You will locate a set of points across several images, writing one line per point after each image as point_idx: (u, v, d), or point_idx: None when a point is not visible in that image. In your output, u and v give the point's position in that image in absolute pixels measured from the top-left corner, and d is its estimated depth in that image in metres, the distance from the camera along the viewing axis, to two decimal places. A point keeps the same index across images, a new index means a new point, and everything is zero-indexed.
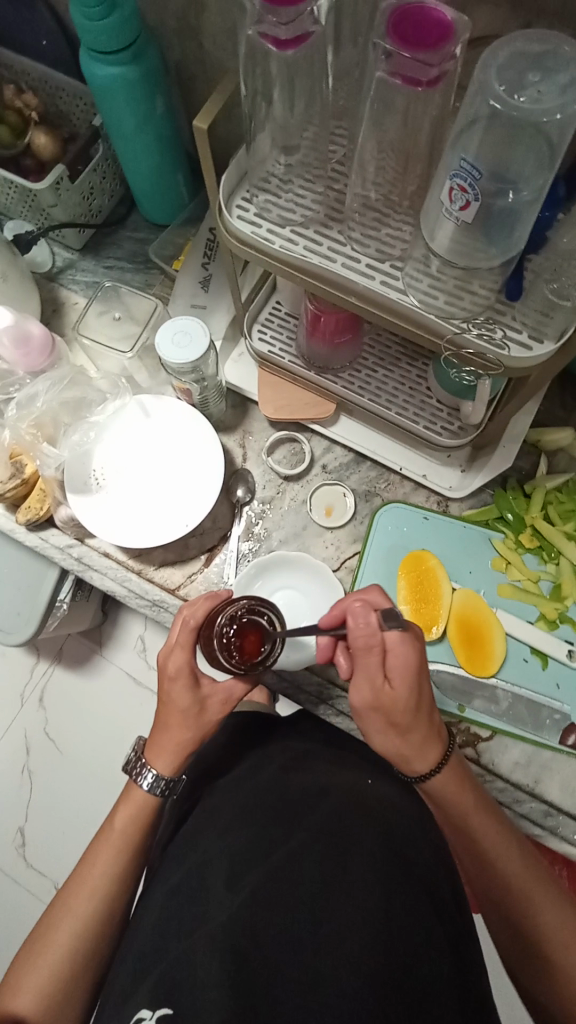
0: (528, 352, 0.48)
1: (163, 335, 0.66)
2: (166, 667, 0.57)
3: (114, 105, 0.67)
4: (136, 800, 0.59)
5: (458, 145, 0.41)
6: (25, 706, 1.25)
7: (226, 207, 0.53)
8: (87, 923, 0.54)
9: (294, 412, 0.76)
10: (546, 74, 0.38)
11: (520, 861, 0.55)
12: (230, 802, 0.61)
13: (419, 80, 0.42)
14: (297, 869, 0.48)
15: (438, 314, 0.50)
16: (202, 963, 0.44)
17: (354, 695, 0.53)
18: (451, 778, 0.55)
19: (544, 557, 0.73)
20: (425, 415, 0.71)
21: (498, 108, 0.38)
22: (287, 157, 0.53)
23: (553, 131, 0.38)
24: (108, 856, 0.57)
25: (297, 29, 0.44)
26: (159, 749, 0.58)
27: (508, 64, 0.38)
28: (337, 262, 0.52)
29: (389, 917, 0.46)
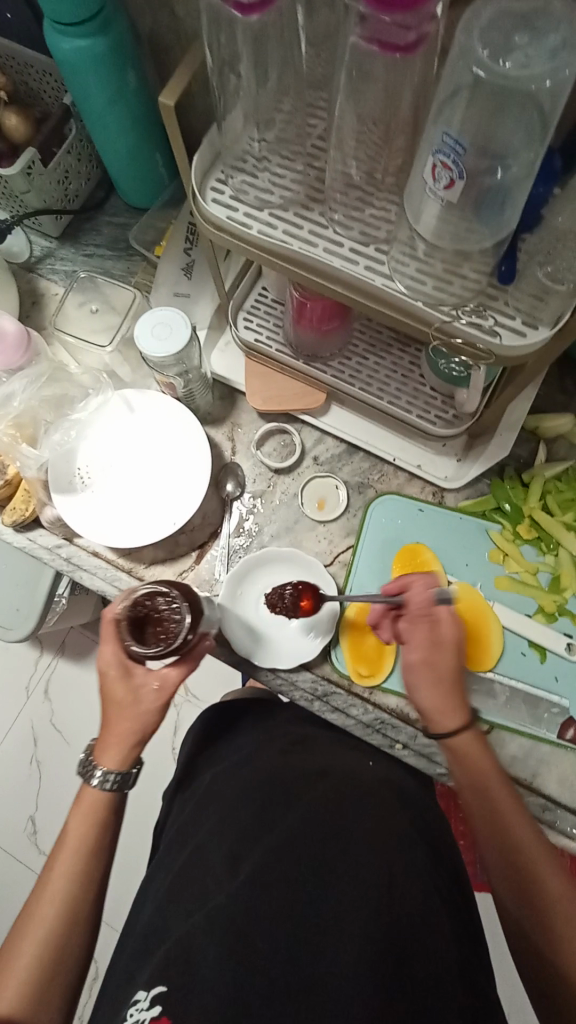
0: (521, 340, 0.46)
1: (142, 327, 0.63)
2: (102, 664, 0.57)
3: (83, 82, 0.63)
4: (87, 800, 0.57)
5: (440, 117, 0.38)
6: (30, 698, 1.26)
7: (200, 192, 0.50)
8: (52, 928, 0.53)
9: (283, 403, 0.73)
10: (536, 35, 0.34)
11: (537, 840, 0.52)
12: (228, 786, 0.59)
13: (397, 45, 0.38)
14: (294, 851, 0.48)
15: (426, 300, 0.47)
16: (201, 944, 0.44)
17: (414, 652, 0.57)
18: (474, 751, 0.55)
19: (543, 548, 0.71)
20: (418, 404, 0.68)
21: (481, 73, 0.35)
22: (261, 133, 0.49)
23: (543, 99, 0.35)
24: (65, 860, 0.55)
25: None
26: (106, 741, 0.57)
27: (493, 23, 0.35)
28: (317, 247, 0.49)
29: (390, 897, 0.47)
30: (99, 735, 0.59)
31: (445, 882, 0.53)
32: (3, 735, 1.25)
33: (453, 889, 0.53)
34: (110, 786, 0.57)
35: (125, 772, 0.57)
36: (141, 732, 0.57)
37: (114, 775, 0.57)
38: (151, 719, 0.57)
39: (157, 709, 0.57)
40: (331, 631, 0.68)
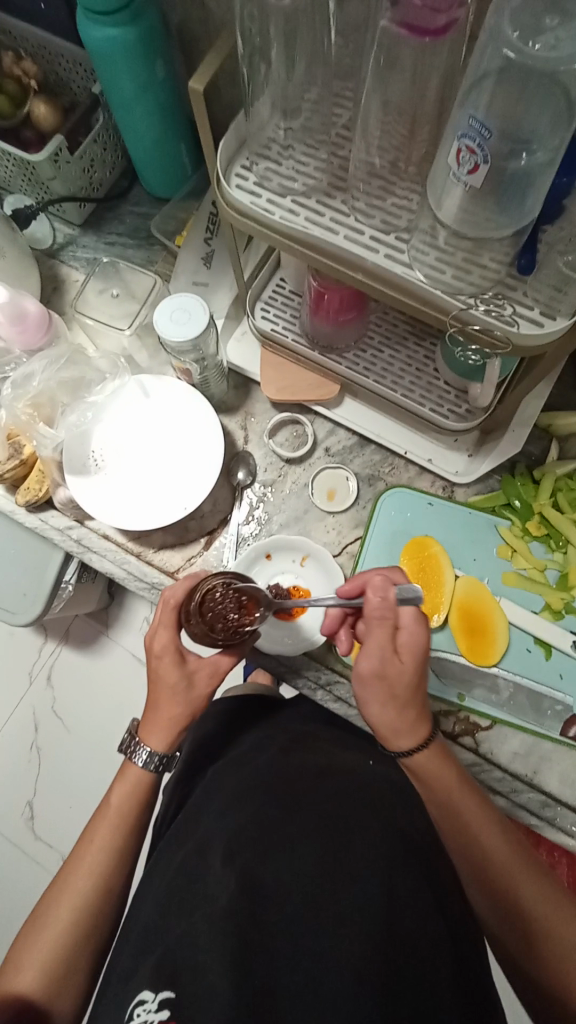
0: (538, 328, 0.46)
1: (162, 311, 0.64)
2: (151, 645, 0.57)
3: (113, 70, 0.64)
4: (131, 777, 0.58)
5: (466, 103, 0.38)
6: (33, 684, 1.27)
7: (225, 177, 0.51)
8: (86, 901, 0.54)
9: (297, 393, 0.74)
10: (565, 19, 0.34)
11: (522, 863, 0.55)
12: (230, 786, 0.60)
13: (425, 30, 0.39)
14: (295, 855, 0.48)
15: (444, 288, 0.48)
16: (204, 947, 0.44)
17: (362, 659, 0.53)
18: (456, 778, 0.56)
19: (552, 545, 0.71)
20: (431, 398, 0.69)
21: (513, 57, 0.36)
22: (287, 122, 0.50)
23: (569, 84, 0.35)
24: (107, 832, 0.57)
25: None
26: (152, 724, 0.57)
27: (523, 8, 0.35)
28: (338, 234, 0.49)
29: (390, 901, 0.47)
30: (144, 717, 0.58)
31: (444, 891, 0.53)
32: (5, 720, 1.26)
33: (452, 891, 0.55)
34: (154, 767, 0.58)
35: (168, 756, 0.58)
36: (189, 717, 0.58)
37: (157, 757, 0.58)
38: (200, 702, 0.57)
39: (207, 695, 0.58)
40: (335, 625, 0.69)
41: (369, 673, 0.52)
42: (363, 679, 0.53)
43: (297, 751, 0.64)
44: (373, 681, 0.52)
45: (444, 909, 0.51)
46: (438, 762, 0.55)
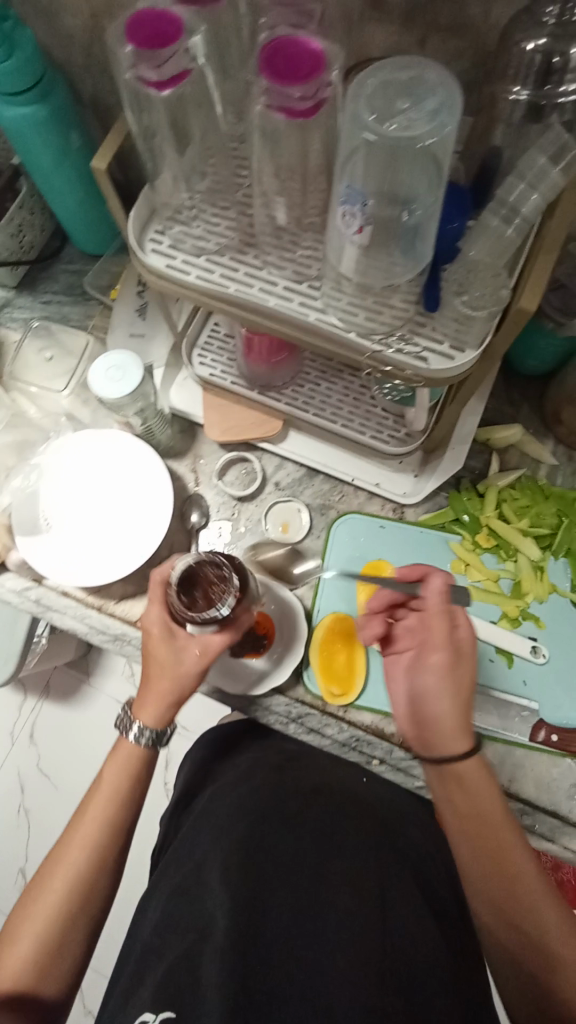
0: (450, 362, 0.49)
1: (96, 371, 0.65)
2: (143, 620, 0.60)
3: (30, 142, 0.66)
4: (124, 753, 0.61)
5: (343, 173, 0.41)
6: (15, 744, 1.24)
7: (139, 243, 0.53)
8: (78, 876, 0.56)
9: (241, 432, 0.76)
10: (415, 101, 0.38)
11: (539, 887, 0.51)
12: (225, 804, 0.62)
13: (299, 111, 0.41)
14: (290, 872, 0.52)
15: (358, 331, 0.50)
16: (206, 967, 0.45)
17: (425, 671, 0.59)
18: (487, 808, 0.54)
19: (503, 555, 0.73)
20: (371, 425, 0.72)
21: (371, 136, 0.38)
22: (193, 185, 0.53)
23: (435, 152, 0.39)
24: (99, 811, 0.59)
25: (175, 69, 0.44)
26: (144, 700, 0.60)
27: (377, 93, 0.38)
28: (253, 287, 0.51)
29: (383, 898, 0.51)
30: (137, 695, 0.61)
31: (435, 894, 0.58)
32: None
33: (443, 896, 0.59)
34: (145, 741, 0.60)
35: (159, 733, 0.61)
36: (177, 694, 0.59)
37: (150, 733, 0.60)
38: (187, 681, 0.58)
39: (195, 676, 0.58)
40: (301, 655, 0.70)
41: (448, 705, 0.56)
42: (404, 662, 0.63)
43: (291, 768, 0.66)
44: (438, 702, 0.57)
45: (437, 912, 0.55)
46: (473, 786, 0.54)
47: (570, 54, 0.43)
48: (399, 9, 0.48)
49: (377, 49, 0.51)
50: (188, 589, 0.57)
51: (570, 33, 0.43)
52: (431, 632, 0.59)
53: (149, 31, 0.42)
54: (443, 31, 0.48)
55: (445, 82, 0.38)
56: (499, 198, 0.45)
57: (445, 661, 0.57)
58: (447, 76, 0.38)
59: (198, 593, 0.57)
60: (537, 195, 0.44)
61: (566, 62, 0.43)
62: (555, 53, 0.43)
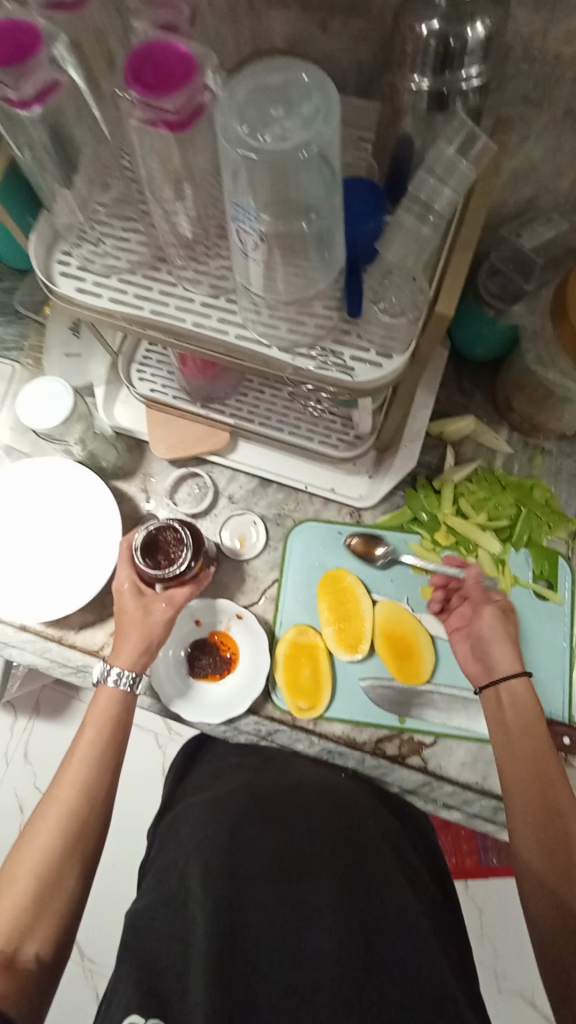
0: (379, 370, 0.46)
1: (24, 399, 0.63)
2: (117, 582, 0.65)
3: None
4: (103, 704, 0.62)
5: (229, 189, 0.38)
6: (9, 766, 1.23)
7: (46, 269, 0.50)
8: (55, 848, 0.54)
9: (188, 448, 0.73)
10: (290, 108, 0.36)
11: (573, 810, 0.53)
12: (204, 803, 0.60)
13: (171, 121, 0.38)
14: (271, 870, 0.52)
15: (281, 344, 0.47)
16: (192, 974, 0.44)
17: (482, 626, 0.65)
18: (525, 732, 0.57)
19: (463, 551, 0.72)
20: (318, 430, 0.70)
21: (248, 153, 0.35)
22: (94, 200, 0.49)
23: (321, 157, 0.37)
24: (74, 779, 0.57)
25: (38, 85, 0.41)
26: (120, 647, 0.63)
27: (250, 102, 0.36)
28: (169, 306, 0.49)
29: (361, 891, 0.52)
30: (112, 646, 0.64)
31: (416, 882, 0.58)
32: None
33: (425, 888, 0.59)
34: (124, 685, 0.61)
35: (137, 677, 0.62)
36: (149, 640, 0.63)
37: (129, 673, 0.62)
38: (158, 627, 0.63)
39: (165, 622, 0.63)
40: (267, 675, 0.68)
41: (498, 644, 0.63)
42: (466, 631, 0.66)
43: (271, 767, 0.64)
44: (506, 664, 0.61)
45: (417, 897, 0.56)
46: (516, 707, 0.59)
47: (467, 34, 0.39)
48: None
49: (279, 38, 0.49)
50: (150, 552, 0.64)
51: (464, 13, 0.39)
52: (473, 598, 0.67)
53: (5, 47, 0.39)
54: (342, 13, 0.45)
55: (319, 83, 0.36)
56: (411, 194, 0.43)
57: (497, 612, 0.65)
58: (320, 77, 0.36)
59: (159, 554, 0.64)
60: (449, 189, 0.42)
61: (464, 43, 0.40)
62: (451, 35, 0.39)
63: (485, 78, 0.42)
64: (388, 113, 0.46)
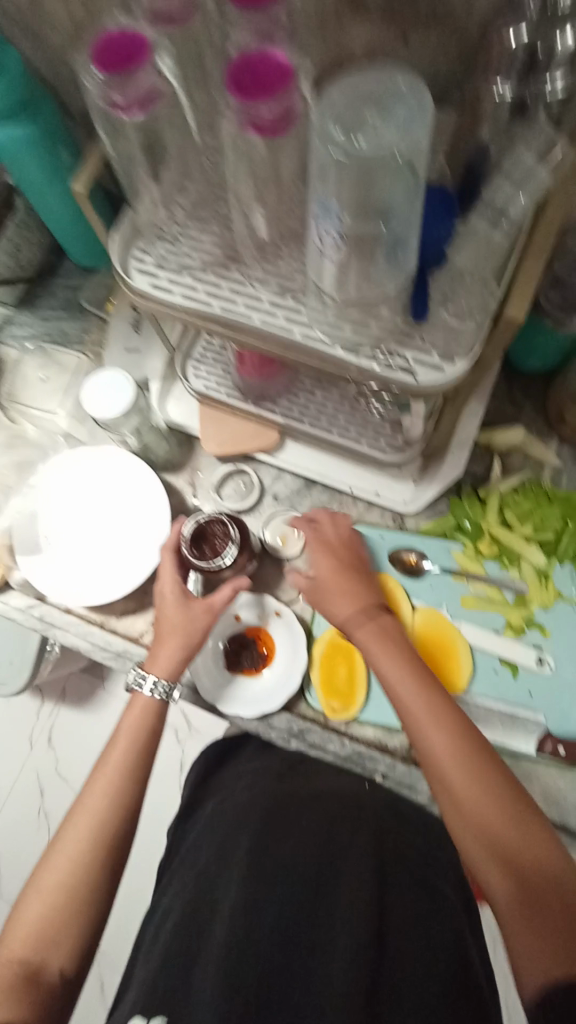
0: (440, 373, 0.47)
1: (89, 390, 0.65)
2: (159, 586, 0.66)
3: (21, 163, 0.67)
4: (139, 708, 0.62)
5: (317, 188, 0.40)
6: (33, 749, 1.26)
7: (122, 263, 0.52)
8: (84, 858, 0.55)
9: (238, 446, 0.75)
10: (385, 113, 0.37)
11: (523, 822, 0.51)
12: (232, 815, 0.66)
13: (267, 127, 0.41)
14: (289, 880, 0.55)
15: (345, 345, 0.49)
16: (200, 977, 0.50)
17: (357, 628, 0.62)
18: (467, 750, 0.53)
19: (505, 562, 0.72)
20: (367, 434, 0.71)
21: (341, 154, 0.37)
22: (174, 200, 0.52)
23: (409, 163, 0.38)
24: (104, 790, 0.58)
25: (141, 89, 0.44)
26: (157, 654, 0.63)
27: (345, 106, 0.37)
28: (237, 303, 0.50)
29: (380, 915, 0.53)
30: (148, 652, 0.65)
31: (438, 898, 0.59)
32: (8, 789, 1.25)
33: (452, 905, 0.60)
34: (160, 695, 0.62)
35: (174, 683, 0.63)
36: (188, 647, 0.63)
37: (164, 683, 0.62)
38: (198, 633, 0.64)
39: (205, 630, 0.64)
40: (302, 677, 0.69)
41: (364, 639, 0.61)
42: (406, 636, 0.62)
43: (291, 779, 0.70)
44: (412, 677, 0.57)
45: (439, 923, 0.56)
46: (454, 725, 0.55)
47: (553, 47, 0.41)
48: (378, 8, 0.47)
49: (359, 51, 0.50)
50: (195, 546, 0.67)
51: (555, 24, 0.41)
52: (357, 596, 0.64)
53: (116, 56, 0.42)
54: (425, 27, 0.47)
55: (415, 91, 0.38)
56: (487, 200, 0.45)
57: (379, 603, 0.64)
58: (416, 84, 0.38)
59: (205, 547, 0.67)
60: (525, 196, 0.44)
61: (550, 55, 0.41)
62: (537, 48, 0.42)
63: (571, 90, 0.42)
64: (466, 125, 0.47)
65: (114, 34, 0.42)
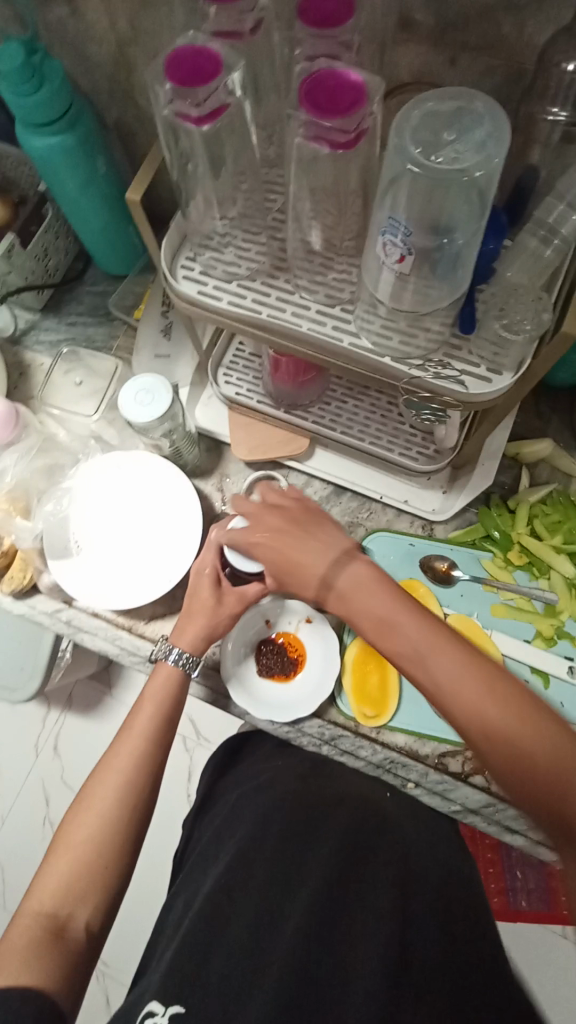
0: (488, 384, 0.48)
1: (126, 394, 0.65)
2: (196, 563, 0.66)
3: (58, 171, 0.67)
4: (162, 676, 0.63)
5: (385, 202, 0.41)
6: (40, 756, 1.24)
7: (171, 271, 0.53)
8: (114, 813, 0.55)
9: (268, 452, 0.75)
10: (462, 132, 0.38)
11: (534, 725, 0.46)
12: (253, 799, 0.66)
13: (341, 142, 0.41)
14: (316, 870, 0.54)
15: (393, 355, 0.49)
16: (216, 971, 0.48)
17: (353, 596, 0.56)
18: (464, 666, 0.48)
19: (536, 572, 0.72)
20: (399, 442, 0.71)
21: (416, 169, 0.38)
22: (224, 210, 0.52)
23: (480, 183, 0.39)
24: (132, 749, 0.59)
25: (213, 104, 0.44)
26: (185, 627, 0.64)
27: (422, 126, 0.38)
28: (285, 312, 0.51)
29: (404, 914, 0.53)
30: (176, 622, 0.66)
31: (452, 902, 0.59)
32: (14, 795, 1.23)
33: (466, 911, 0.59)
34: (183, 664, 0.63)
35: (196, 660, 0.63)
36: (215, 629, 0.64)
37: (189, 656, 0.63)
38: (225, 619, 0.65)
39: (233, 617, 0.65)
40: (332, 685, 0.68)
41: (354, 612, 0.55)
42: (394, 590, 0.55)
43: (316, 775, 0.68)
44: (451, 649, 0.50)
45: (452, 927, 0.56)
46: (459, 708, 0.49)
47: None
48: (427, 29, 0.47)
49: (406, 70, 0.51)
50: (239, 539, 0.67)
51: None
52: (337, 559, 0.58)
53: (187, 69, 0.42)
54: (472, 50, 0.47)
55: (493, 113, 0.38)
56: (538, 218, 0.45)
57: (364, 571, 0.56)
58: (494, 105, 0.38)
59: None
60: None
61: None
62: None
63: None
64: (516, 143, 0.48)
65: (185, 49, 0.42)
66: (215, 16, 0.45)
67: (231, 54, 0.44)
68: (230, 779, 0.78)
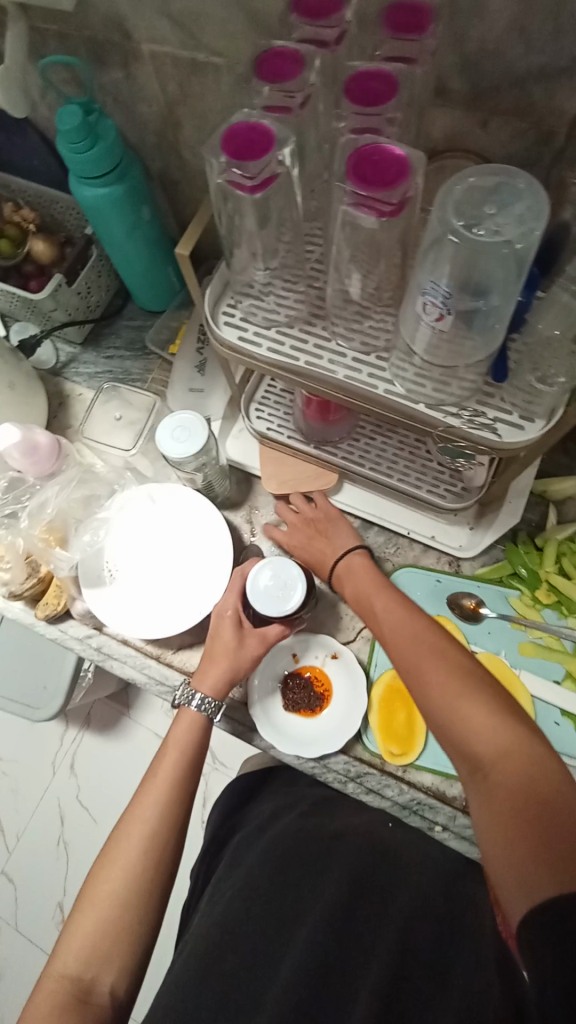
0: (520, 432, 0.49)
1: (163, 430, 0.68)
2: (218, 607, 0.68)
3: (106, 220, 0.71)
4: (187, 722, 0.64)
5: (426, 266, 0.44)
6: (56, 774, 1.25)
7: (213, 317, 0.55)
8: (139, 865, 0.56)
9: (297, 487, 0.76)
10: (502, 207, 0.40)
11: (477, 703, 0.51)
12: (264, 849, 0.65)
13: (384, 209, 0.44)
14: (321, 927, 0.53)
15: (427, 402, 0.51)
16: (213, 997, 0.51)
17: (345, 578, 0.68)
18: (413, 641, 0.57)
19: (564, 611, 0.72)
20: (427, 479, 0.72)
21: (458, 238, 0.40)
22: (267, 262, 0.55)
23: (518, 254, 0.41)
24: (156, 798, 0.59)
25: (265, 175, 0.47)
26: (207, 669, 0.65)
27: (464, 200, 0.41)
28: (323, 359, 0.53)
29: (407, 961, 0.50)
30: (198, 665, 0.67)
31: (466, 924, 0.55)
32: (31, 814, 1.24)
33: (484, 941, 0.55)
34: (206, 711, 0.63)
35: (218, 703, 0.64)
36: (237, 673, 0.65)
37: (211, 700, 0.64)
38: (247, 662, 0.65)
39: (254, 660, 0.65)
40: (358, 723, 0.68)
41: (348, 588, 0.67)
42: (370, 572, 0.67)
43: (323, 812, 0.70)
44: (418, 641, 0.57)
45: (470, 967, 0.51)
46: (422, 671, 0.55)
47: None
48: (461, 97, 0.50)
49: (441, 133, 0.54)
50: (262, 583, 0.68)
51: None
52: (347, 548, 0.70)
53: (240, 143, 0.45)
54: (504, 114, 0.50)
55: (531, 190, 0.40)
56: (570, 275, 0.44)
57: (357, 557, 0.69)
58: (533, 182, 0.40)
59: None
60: None
61: None
62: None
63: None
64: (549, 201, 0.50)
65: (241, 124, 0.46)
66: (268, 93, 0.48)
67: (282, 126, 0.47)
68: (244, 819, 0.78)
